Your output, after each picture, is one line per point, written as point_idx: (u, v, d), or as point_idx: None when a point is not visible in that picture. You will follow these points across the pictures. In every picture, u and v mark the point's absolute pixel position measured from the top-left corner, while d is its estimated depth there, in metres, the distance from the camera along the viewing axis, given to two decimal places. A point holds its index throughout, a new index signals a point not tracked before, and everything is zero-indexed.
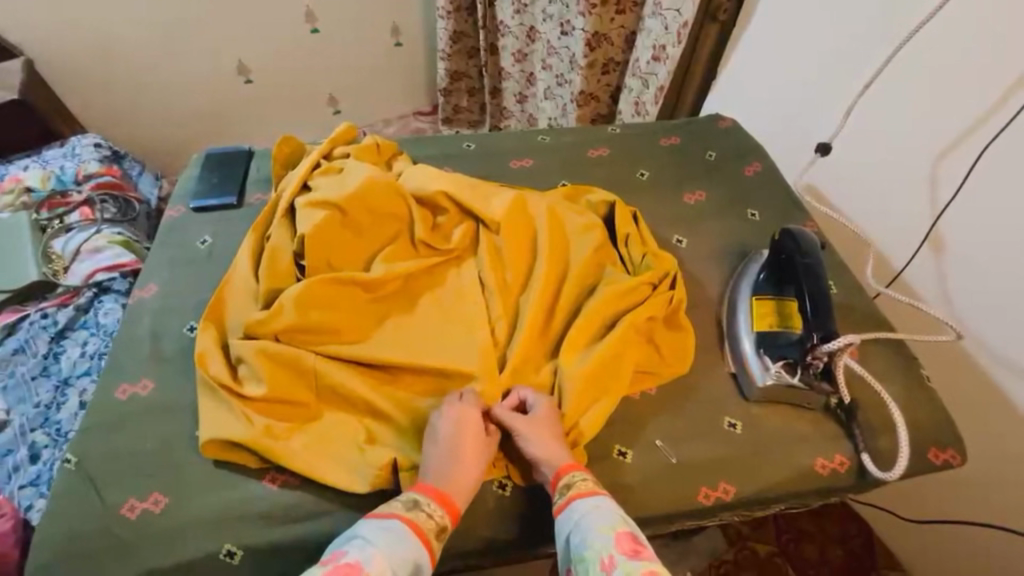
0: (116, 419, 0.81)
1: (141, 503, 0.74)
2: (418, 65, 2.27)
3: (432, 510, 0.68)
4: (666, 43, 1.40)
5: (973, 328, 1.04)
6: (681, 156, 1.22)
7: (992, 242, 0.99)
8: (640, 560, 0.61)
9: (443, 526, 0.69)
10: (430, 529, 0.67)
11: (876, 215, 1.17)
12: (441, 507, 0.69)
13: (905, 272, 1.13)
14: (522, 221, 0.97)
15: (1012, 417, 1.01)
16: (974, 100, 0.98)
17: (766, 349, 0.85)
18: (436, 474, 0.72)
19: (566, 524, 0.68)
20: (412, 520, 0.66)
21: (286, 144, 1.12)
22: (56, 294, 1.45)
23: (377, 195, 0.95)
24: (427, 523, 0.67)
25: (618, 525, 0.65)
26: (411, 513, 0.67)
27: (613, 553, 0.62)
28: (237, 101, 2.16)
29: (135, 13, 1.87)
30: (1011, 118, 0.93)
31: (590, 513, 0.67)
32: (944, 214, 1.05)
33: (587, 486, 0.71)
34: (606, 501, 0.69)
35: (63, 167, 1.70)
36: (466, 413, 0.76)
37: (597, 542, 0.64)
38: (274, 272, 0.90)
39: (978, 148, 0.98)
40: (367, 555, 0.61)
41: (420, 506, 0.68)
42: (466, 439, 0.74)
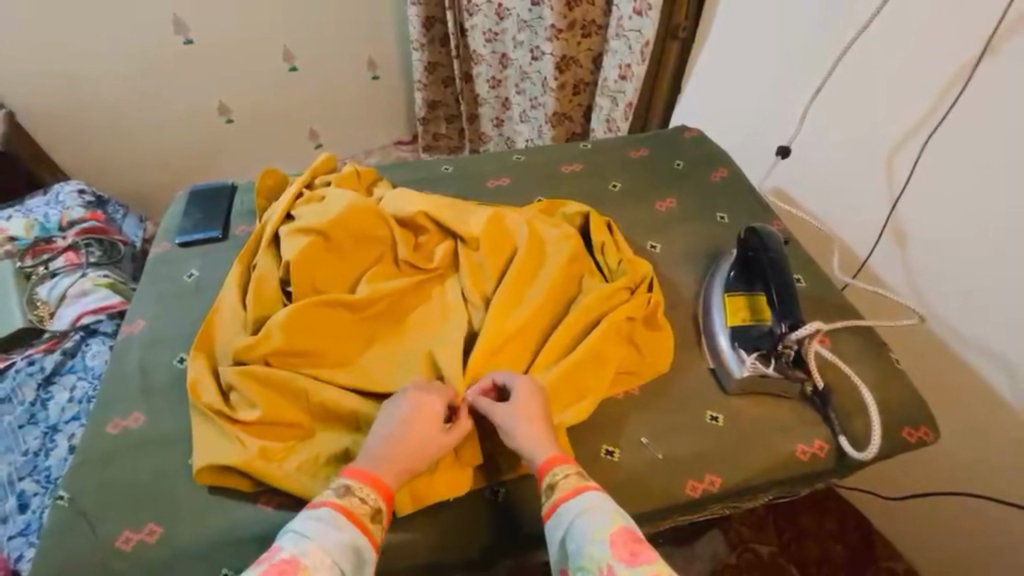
0: (108, 453, 0.81)
1: (136, 534, 0.74)
2: (396, 98, 2.35)
3: (367, 495, 0.69)
4: (631, 62, 1.50)
5: (935, 308, 1.10)
6: (649, 167, 1.28)
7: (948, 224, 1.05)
8: (640, 565, 0.59)
9: (378, 508, 0.69)
10: (364, 513, 0.67)
11: (838, 213, 1.23)
12: (375, 490, 0.70)
13: (869, 260, 1.20)
14: (500, 236, 1.02)
15: (983, 393, 1.05)
16: (920, 91, 1.05)
17: (740, 342, 0.87)
18: (373, 459, 0.72)
19: (558, 527, 0.66)
20: (343, 505, 0.66)
21: (269, 176, 1.16)
22: (42, 341, 1.46)
23: (359, 219, 0.99)
24: (360, 508, 0.67)
25: (611, 526, 0.64)
26: (343, 499, 0.67)
27: (613, 561, 0.60)
28: (220, 141, 2.20)
29: (115, 60, 1.93)
30: (951, 105, 1.01)
31: (580, 516, 0.65)
32: (899, 200, 1.12)
33: (570, 484, 0.69)
34: (593, 499, 0.67)
35: (46, 214, 1.73)
36: (407, 404, 0.76)
37: (591, 549, 0.62)
38: (261, 299, 0.93)
39: (928, 133, 1.05)
40: (303, 549, 0.61)
41: (352, 492, 0.69)
42: (414, 425, 0.75)
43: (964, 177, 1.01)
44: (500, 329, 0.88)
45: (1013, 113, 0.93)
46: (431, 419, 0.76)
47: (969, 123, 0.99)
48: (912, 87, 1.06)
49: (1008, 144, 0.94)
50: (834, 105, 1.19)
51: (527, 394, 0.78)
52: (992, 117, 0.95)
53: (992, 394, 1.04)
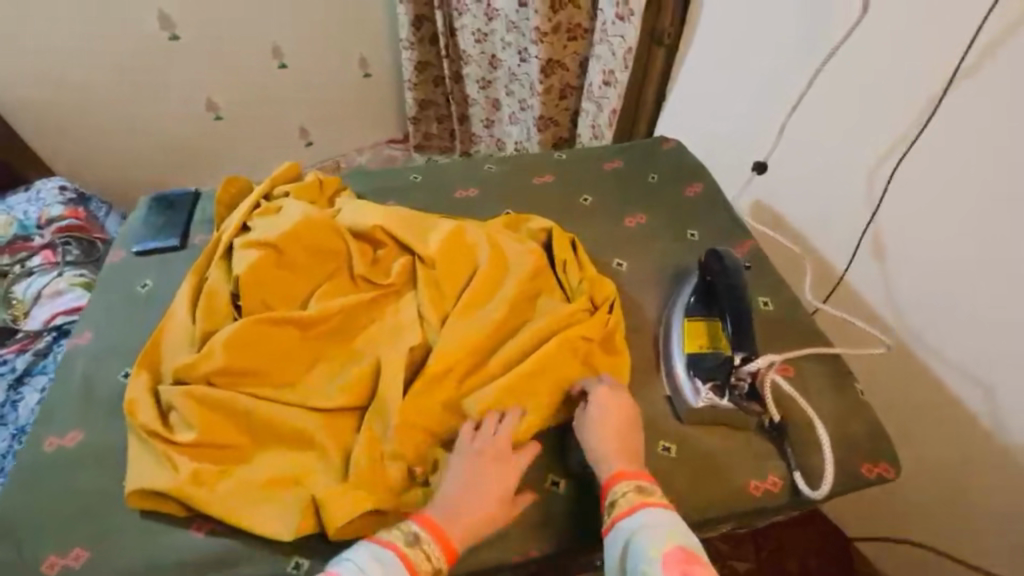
0: (41, 472, 0.79)
1: (62, 559, 0.72)
2: (387, 96, 2.32)
3: (432, 551, 0.69)
4: (614, 68, 1.47)
5: (913, 330, 1.07)
6: (623, 179, 1.24)
7: (930, 240, 1.01)
8: None
9: (438, 568, 0.68)
10: (425, 571, 0.68)
11: (819, 229, 1.19)
12: (439, 547, 0.69)
13: (847, 274, 1.16)
14: (459, 251, 1.00)
15: (963, 420, 1.02)
16: (904, 105, 1.01)
17: (695, 370, 0.84)
18: (445, 511, 0.71)
19: (618, 544, 0.68)
20: (406, 553, 0.68)
21: (230, 184, 1.13)
22: (13, 342, 1.46)
23: (314, 233, 0.96)
24: (421, 559, 0.68)
25: (666, 544, 0.66)
26: (410, 547, 0.68)
27: None
28: (207, 138, 2.17)
29: (99, 55, 1.91)
30: (928, 119, 0.98)
31: (637, 531, 0.68)
32: (880, 208, 1.08)
33: (628, 502, 0.71)
34: (651, 516, 0.69)
35: (26, 212, 1.73)
36: (475, 450, 0.77)
37: (646, 566, 0.64)
38: (211, 314, 0.91)
39: (911, 139, 1.01)
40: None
41: (421, 542, 0.69)
42: (484, 469, 0.75)
43: (949, 179, 0.96)
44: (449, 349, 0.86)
45: (999, 108, 0.89)
46: (501, 466, 0.76)
47: (947, 138, 0.96)
48: (891, 101, 1.02)
49: (996, 141, 0.90)
50: (815, 118, 1.15)
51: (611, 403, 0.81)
52: (977, 113, 0.91)
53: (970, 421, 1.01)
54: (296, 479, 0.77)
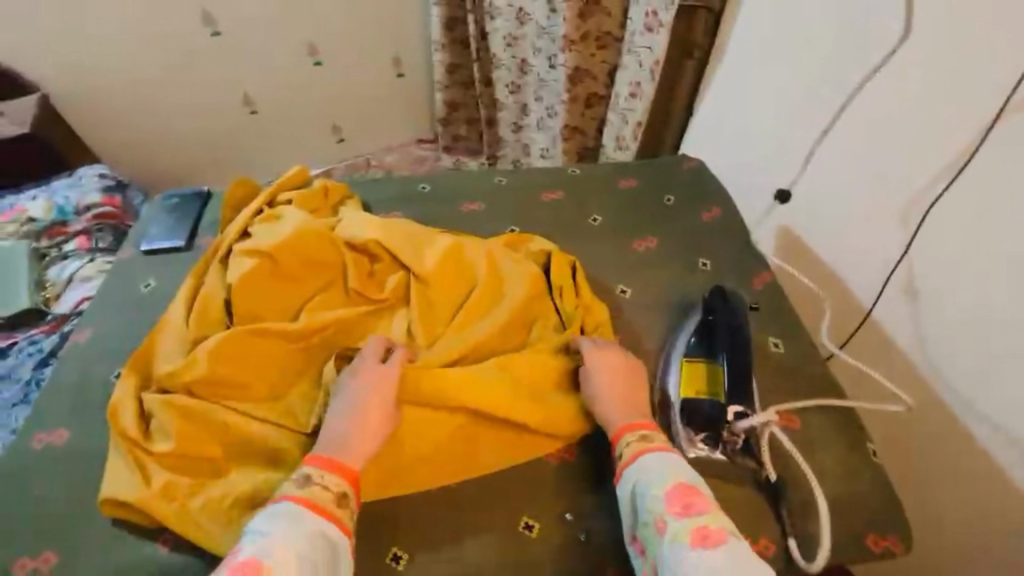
0: (25, 470, 0.81)
1: (32, 561, 0.73)
2: (419, 96, 2.31)
3: (329, 482, 0.70)
4: (640, 80, 1.41)
5: (945, 378, 0.95)
6: (637, 200, 1.19)
7: (968, 283, 0.91)
8: (690, 517, 0.66)
9: (342, 492, 0.70)
10: (328, 500, 0.69)
11: (850, 263, 1.10)
12: (336, 475, 0.71)
13: (873, 312, 1.06)
14: (455, 269, 0.97)
15: (996, 487, 0.90)
16: (949, 134, 0.92)
17: (688, 417, 0.78)
18: (331, 446, 0.73)
19: (626, 488, 0.72)
20: (304, 497, 0.68)
21: (239, 186, 1.14)
22: (44, 323, 1.50)
23: (309, 243, 0.95)
24: (324, 496, 0.69)
25: (667, 482, 0.69)
26: (303, 490, 0.69)
27: (666, 515, 0.66)
28: (242, 132, 2.22)
29: (146, 47, 1.98)
30: (969, 153, 0.89)
31: (640, 475, 0.71)
32: (915, 240, 0.98)
33: (632, 449, 0.74)
34: (653, 458, 0.72)
35: (66, 197, 1.79)
36: (362, 381, 0.78)
37: (650, 504, 0.68)
38: (203, 320, 0.91)
39: (956, 167, 0.91)
40: (262, 549, 0.63)
41: (314, 480, 0.70)
42: (367, 401, 0.76)
43: (995, 207, 0.86)
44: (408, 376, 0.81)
45: None
46: (384, 390, 0.77)
47: (988, 174, 0.87)
48: (932, 130, 0.94)
49: None
50: (848, 145, 1.08)
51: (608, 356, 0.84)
52: None
53: (1006, 492, 0.89)
54: (265, 498, 0.76)
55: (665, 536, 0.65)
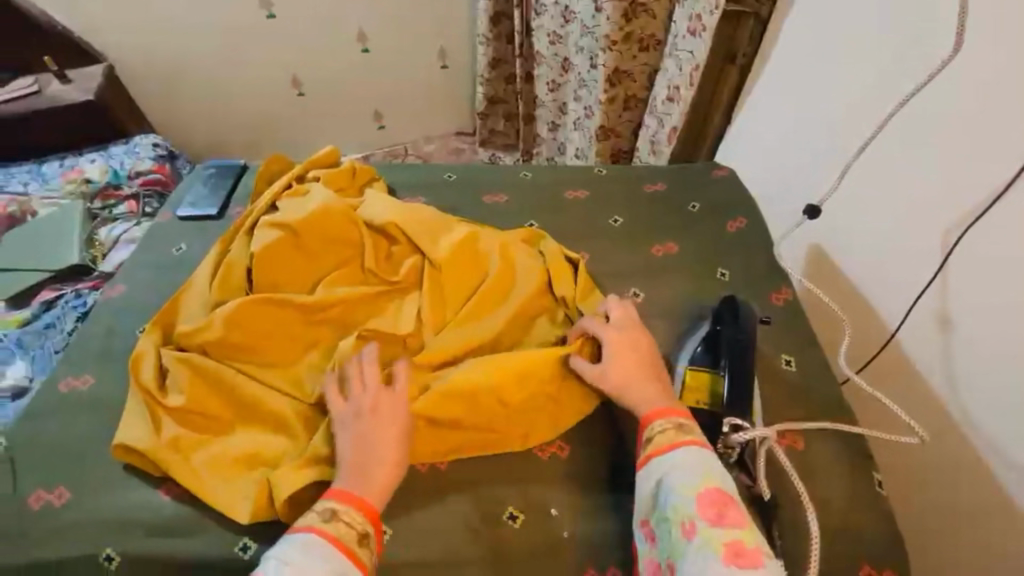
0: (50, 410, 0.86)
1: (46, 495, 0.78)
2: (461, 89, 2.35)
3: (352, 519, 0.68)
4: (679, 84, 1.39)
5: (969, 413, 0.90)
6: (661, 204, 1.17)
7: (999, 318, 0.86)
8: (722, 528, 0.63)
9: (364, 532, 0.68)
10: (351, 537, 0.67)
11: (881, 287, 1.05)
12: (359, 513, 0.69)
13: (900, 334, 1.02)
14: (470, 257, 0.98)
15: (1015, 535, 0.84)
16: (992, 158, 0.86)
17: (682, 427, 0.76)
18: (355, 478, 0.71)
19: (650, 476, 0.70)
20: (330, 533, 0.66)
21: (275, 161, 1.18)
22: (90, 279, 1.59)
23: (331, 220, 0.98)
24: (348, 533, 0.67)
25: (702, 484, 0.66)
26: (328, 524, 0.67)
27: (695, 518, 0.64)
28: (289, 113, 2.30)
29: (205, 25, 2.07)
30: (1010, 182, 0.83)
31: (672, 470, 0.69)
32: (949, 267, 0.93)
33: (666, 439, 0.71)
34: (688, 455, 0.69)
35: (121, 162, 1.91)
36: (364, 406, 0.76)
37: (680, 504, 0.66)
38: (225, 285, 0.95)
39: (997, 191, 0.86)
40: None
41: (338, 516, 0.68)
42: (378, 427, 0.75)
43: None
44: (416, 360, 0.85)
45: None
46: (399, 415, 0.76)
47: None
48: (977, 152, 0.88)
49: None
50: (886, 164, 1.03)
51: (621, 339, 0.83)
52: None
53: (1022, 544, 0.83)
54: (264, 461, 0.80)
55: (693, 541, 0.63)
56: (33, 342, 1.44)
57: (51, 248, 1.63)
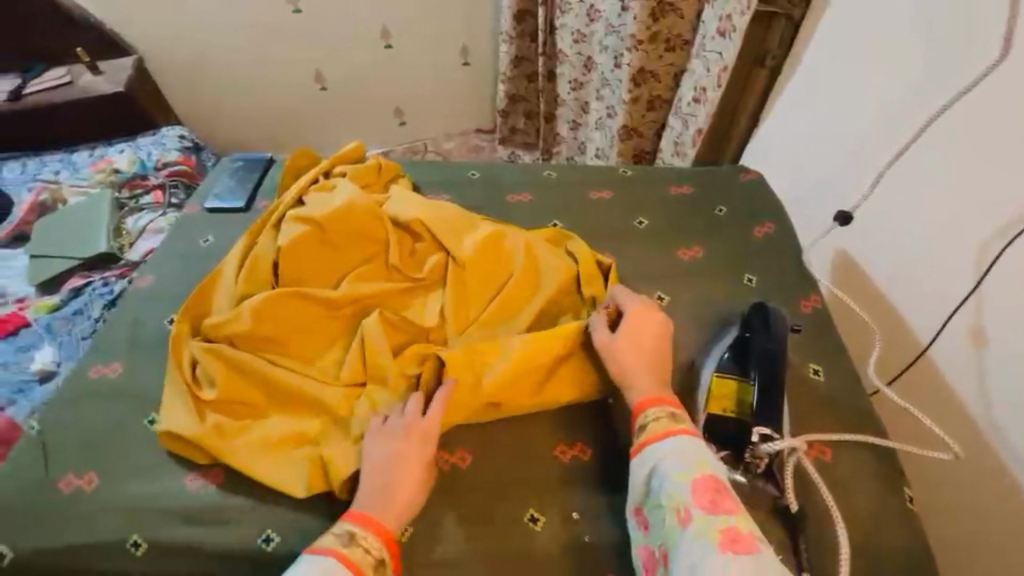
0: (81, 396, 0.88)
1: (77, 480, 0.80)
2: (482, 87, 2.35)
3: (369, 543, 0.67)
4: (707, 85, 1.37)
5: (1004, 431, 0.87)
6: (687, 206, 1.16)
7: None
8: (717, 515, 0.64)
9: (380, 558, 0.68)
10: (366, 563, 0.66)
11: (915, 297, 1.02)
12: (372, 534, 0.68)
13: (932, 347, 0.99)
14: (493, 256, 0.97)
15: None
16: None
17: (711, 435, 0.75)
18: (374, 500, 0.71)
19: (643, 463, 0.72)
20: (346, 556, 0.66)
21: (302, 156, 1.19)
22: (117, 267, 1.63)
23: (356, 216, 0.98)
24: (363, 558, 0.66)
25: (695, 473, 0.67)
26: (345, 548, 0.66)
27: (690, 506, 0.65)
28: (313, 108, 2.31)
29: (231, 22, 2.09)
30: None
31: (665, 457, 0.70)
32: (986, 280, 0.90)
33: (661, 426, 0.73)
34: (681, 443, 0.70)
35: (149, 154, 1.95)
36: (387, 431, 0.77)
37: (673, 491, 0.67)
38: (253, 278, 0.96)
39: None
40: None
41: (356, 540, 0.68)
42: (398, 451, 0.74)
43: None
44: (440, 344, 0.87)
45: None
46: (428, 446, 0.75)
47: None
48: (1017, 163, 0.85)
49: None
50: (923, 171, 1.00)
51: (633, 320, 0.84)
52: None
53: None
54: (309, 439, 0.81)
55: (688, 528, 0.64)
56: (61, 329, 1.50)
57: (79, 236, 1.67)
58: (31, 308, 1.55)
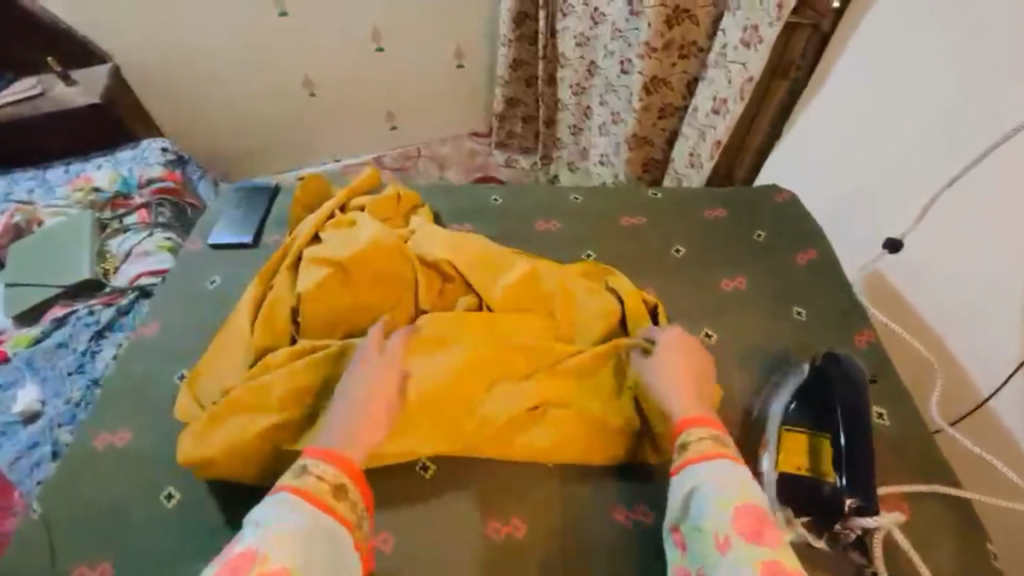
0: (87, 470, 0.80)
1: (89, 572, 0.72)
2: (478, 90, 2.27)
3: (324, 472, 0.65)
4: (727, 97, 1.29)
5: None
6: (723, 231, 1.11)
7: None
8: (760, 546, 0.59)
9: (340, 484, 0.65)
10: (322, 490, 0.64)
11: (966, 331, 0.98)
12: (333, 466, 0.66)
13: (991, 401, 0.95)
14: (530, 297, 0.91)
15: None
16: None
17: (790, 499, 0.70)
18: (334, 434, 0.69)
19: (682, 484, 0.66)
20: (299, 488, 0.63)
21: (311, 183, 1.10)
22: (102, 294, 1.52)
23: (381, 257, 0.91)
24: (317, 486, 0.64)
25: (735, 499, 0.63)
26: (298, 479, 0.64)
27: (731, 534, 0.60)
28: (303, 115, 2.20)
29: (212, 27, 1.96)
30: None
31: (708, 479, 0.65)
32: None
33: (703, 448, 0.68)
34: (723, 468, 0.66)
35: (129, 169, 1.81)
36: (359, 371, 0.75)
37: (714, 516, 0.62)
38: (269, 327, 0.88)
39: None
40: (260, 538, 0.58)
41: (309, 470, 0.65)
42: (371, 394, 0.73)
43: None
44: (477, 359, 0.82)
45: None
46: (389, 377, 0.75)
47: None
48: None
49: None
50: (975, 203, 0.95)
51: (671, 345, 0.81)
52: None
53: None
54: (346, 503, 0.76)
55: (727, 556, 0.59)
56: (43, 364, 1.39)
57: (59, 262, 1.56)
58: (10, 342, 1.44)
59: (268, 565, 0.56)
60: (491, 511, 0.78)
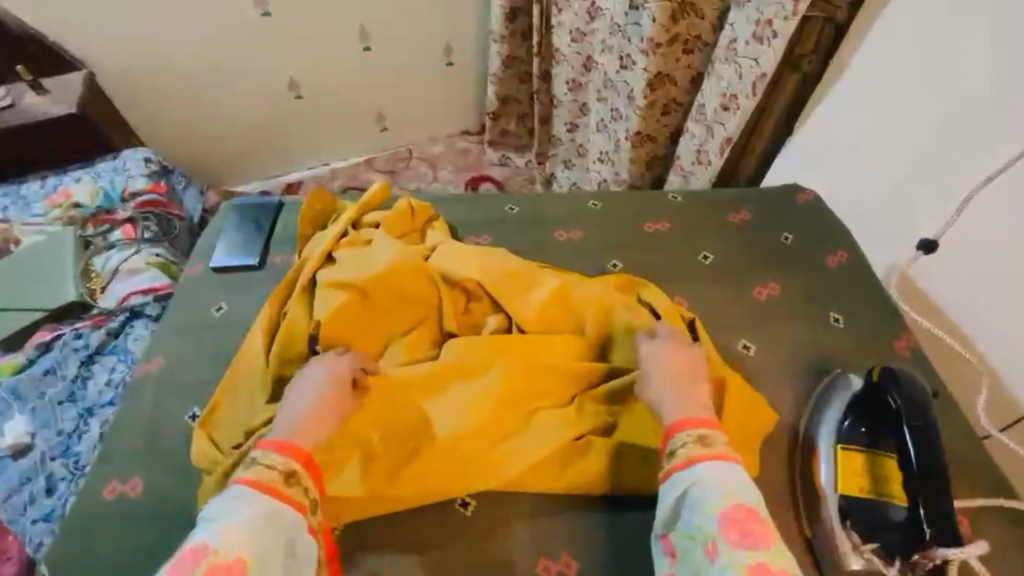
0: (97, 524, 0.74)
1: None
2: (470, 88, 2.20)
3: (274, 460, 0.63)
4: (738, 93, 1.17)
5: None
6: (749, 235, 1.07)
7: None
8: (747, 550, 0.57)
9: (290, 470, 0.63)
10: (274, 478, 0.62)
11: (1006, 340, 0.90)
12: (283, 454, 0.64)
13: None
14: (562, 315, 0.87)
15: None
16: None
17: (854, 520, 0.72)
18: (285, 429, 0.66)
19: (669, 490, 0.64)
20: (251, 478, 0.61)
21: (318, 199, 1.04)
22: (89, 316, 1.44)
23: (403, 278, 0.85)
24: (268, 475, 0.62)
25: (723, 502, 0.60)
26: (250, 471, 0.62)
27: (717, 539, 0.59)
28: (291, 119, 2.11)
29: (190, 29, 1.85)
30: None
31: (697, 484, 0.62)
32: None
33: (687, 454, 0.65)
34: (713, 469, 0.63)
35: (112, 181, 1.70)
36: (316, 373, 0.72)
37: (701, 523, 0.60)
38: (286, 357, 0.82)
39: None
40: (210, 531, 0.56)
41: (259, 461, 0.63)
42: (322, 395, 0.70)
43: None
44: (513, 385, 0.78)
45: None
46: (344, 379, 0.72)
47: None
48: None
49: None
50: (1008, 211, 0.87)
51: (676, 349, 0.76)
52: None
53: None
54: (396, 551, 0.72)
55: (716, 563, 0.58)
56: (30, 390, 1.30)
57: (43, 284, 1.47)
58: None
59: (222, 555, 0.54)
60: (540, 547, 0.74)
